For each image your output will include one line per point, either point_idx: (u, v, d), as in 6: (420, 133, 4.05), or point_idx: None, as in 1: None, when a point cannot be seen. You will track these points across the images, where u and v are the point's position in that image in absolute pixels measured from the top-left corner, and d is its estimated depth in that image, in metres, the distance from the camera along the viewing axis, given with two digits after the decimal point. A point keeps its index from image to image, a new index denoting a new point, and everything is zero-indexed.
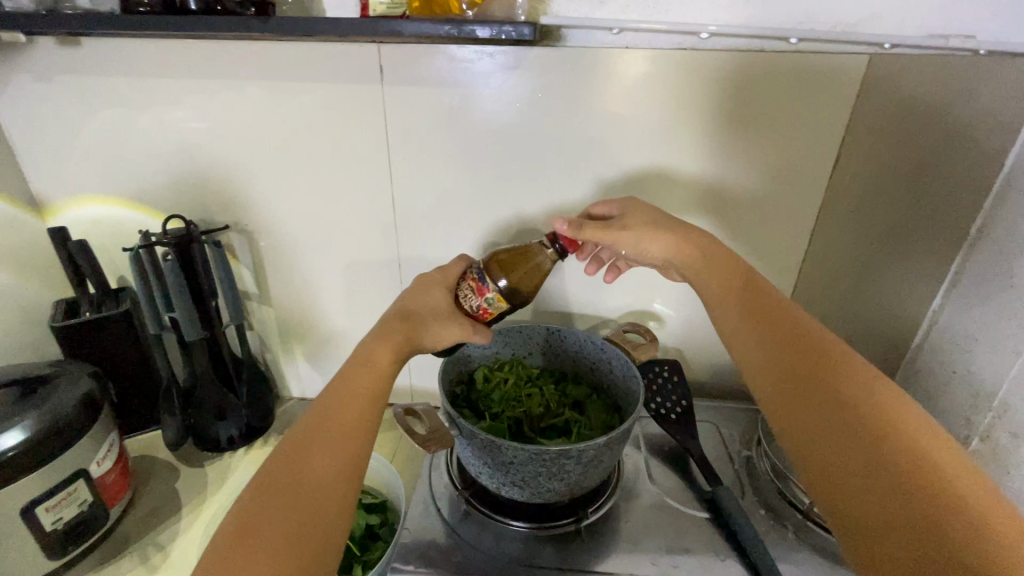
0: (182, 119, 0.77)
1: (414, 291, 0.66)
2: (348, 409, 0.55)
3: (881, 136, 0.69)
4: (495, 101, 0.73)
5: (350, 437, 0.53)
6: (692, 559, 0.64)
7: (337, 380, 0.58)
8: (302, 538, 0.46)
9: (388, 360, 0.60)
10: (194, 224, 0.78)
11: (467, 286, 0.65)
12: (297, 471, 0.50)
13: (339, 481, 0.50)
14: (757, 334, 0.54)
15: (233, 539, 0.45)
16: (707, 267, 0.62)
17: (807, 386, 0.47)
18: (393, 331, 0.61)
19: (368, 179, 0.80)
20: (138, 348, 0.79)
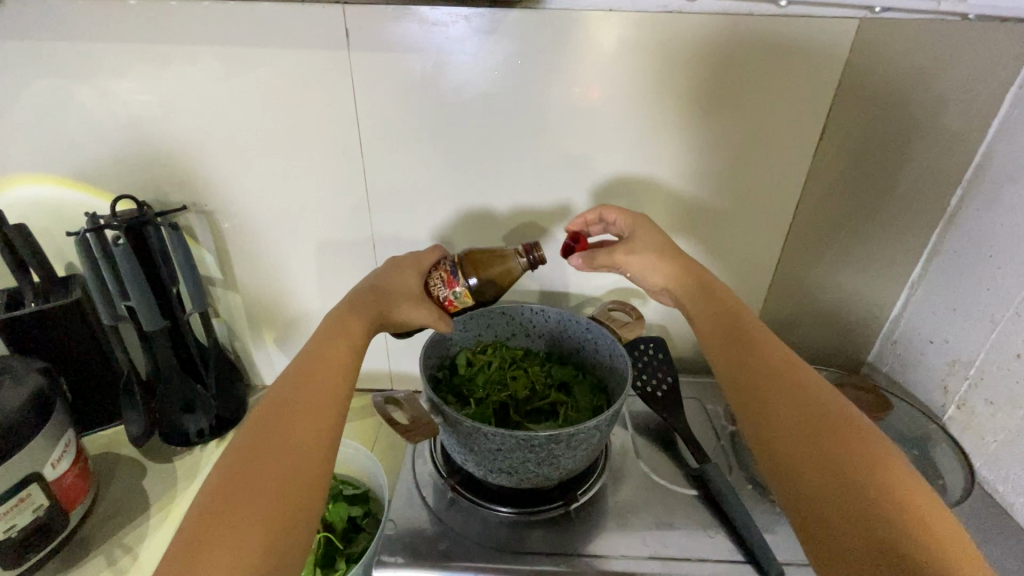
0: (125, 90, 0.70)
1: (385, 268, 0.62)
2: (324, 373, 0.51)
3: (871, 102, 0.66)
4: (471, 69, 0.67)
5: (329, 403, 0.49)
6: (682, 536, 0.60)
7: (310, 347, 0.54)
8: (282, 507, 0.41)
9: (363, 330, 0.56)
10: (145, 206, 0.72)
11: (438, 274, 0.62)
12: (272, 437, 0.45)
13: (320, 446, 0.46)
14: (737, 348, 0.53)
15: (203, 514, 0.40)
16: (698, 299, 0.60)
17: (785, 397, 0.47)
18: (362, 303, 0.58)
19: (336, 154, 0.74)
20: (94, 341, 0.76)
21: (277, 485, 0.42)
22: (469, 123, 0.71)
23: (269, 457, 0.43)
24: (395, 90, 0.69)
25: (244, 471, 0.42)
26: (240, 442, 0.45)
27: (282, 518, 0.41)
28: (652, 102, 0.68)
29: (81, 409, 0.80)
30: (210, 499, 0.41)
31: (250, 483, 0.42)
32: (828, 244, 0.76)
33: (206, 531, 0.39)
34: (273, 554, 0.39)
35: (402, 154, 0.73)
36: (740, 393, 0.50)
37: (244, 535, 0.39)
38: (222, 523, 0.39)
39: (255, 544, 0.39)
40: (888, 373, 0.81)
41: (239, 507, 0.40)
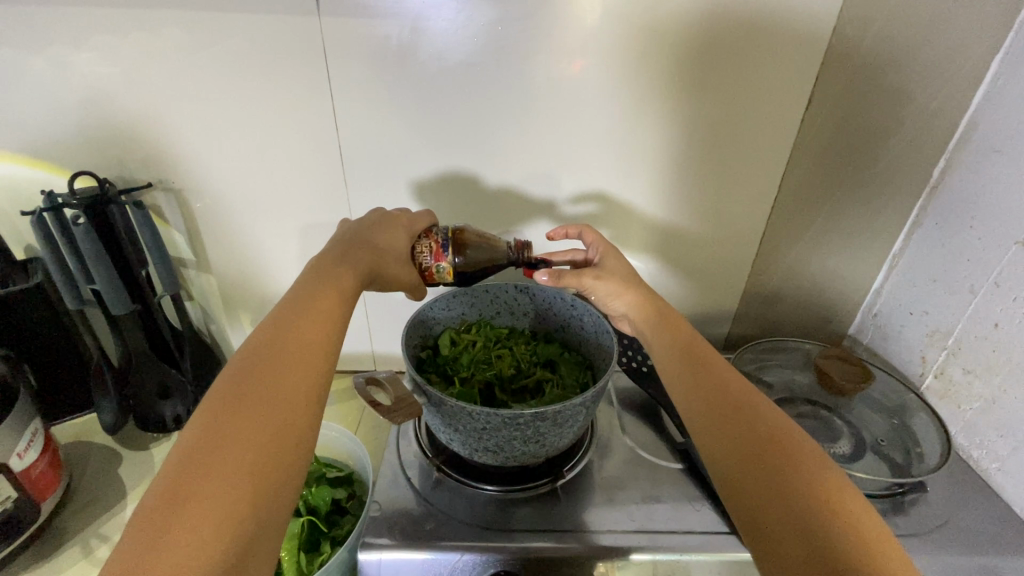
0: (77, 59, 0.65)
1: (377, 224, 0.60)
2: (313, 323, 0.48)
3: (858, 71, 0.64)
4: (450, 36, 0.64)
5: (318, 355, 0.47)
6: (668, 509, 0.60)
7: (298, 294, 0.50)
8: (270, 461, 0.39)
9: (354, 283, 0.53)
10: (108, 183, 0.68)
11: (427, 243, 0.59)
12: (257, 389, 0.42)
13: (309, 401, 0.44)
14: (688, 383, 0.52)
15: (186, 465, 0.37)
16: (657, 330, 0.58)
17: (739, 429, 0.46)
18: (355, 253, 0.55)
19: (311, 127, 0.71)
20: (60, 327, 0.73)
21: (265, 439, 0.40)
22: (449, 94, 0.68)
23: (257, 408, 0.41)
24: (369, 59, 0.66)
25: (229, 423, 0.40)
26: (222, 391, 0.42)
27: (269, 473, 0.39)
28: (637, 73, 0.66)
29: (50, 397, 0.77)
30: (192, 449, 0.38)
31: (236, 436, 0.39)
32: (812, 217, 0.75)
33: (189, 482, 0.37)
34: (259, 512, 0.38)
35: (380, 129, 0.71)
36: (704, 423, 0.49)
37: (231, 489, 0.37)
38: (207, 475, 0.37)
39: (241, 498, 0.37)
40: (868, 345, 0.82)
41: (225, 458, 0.38)
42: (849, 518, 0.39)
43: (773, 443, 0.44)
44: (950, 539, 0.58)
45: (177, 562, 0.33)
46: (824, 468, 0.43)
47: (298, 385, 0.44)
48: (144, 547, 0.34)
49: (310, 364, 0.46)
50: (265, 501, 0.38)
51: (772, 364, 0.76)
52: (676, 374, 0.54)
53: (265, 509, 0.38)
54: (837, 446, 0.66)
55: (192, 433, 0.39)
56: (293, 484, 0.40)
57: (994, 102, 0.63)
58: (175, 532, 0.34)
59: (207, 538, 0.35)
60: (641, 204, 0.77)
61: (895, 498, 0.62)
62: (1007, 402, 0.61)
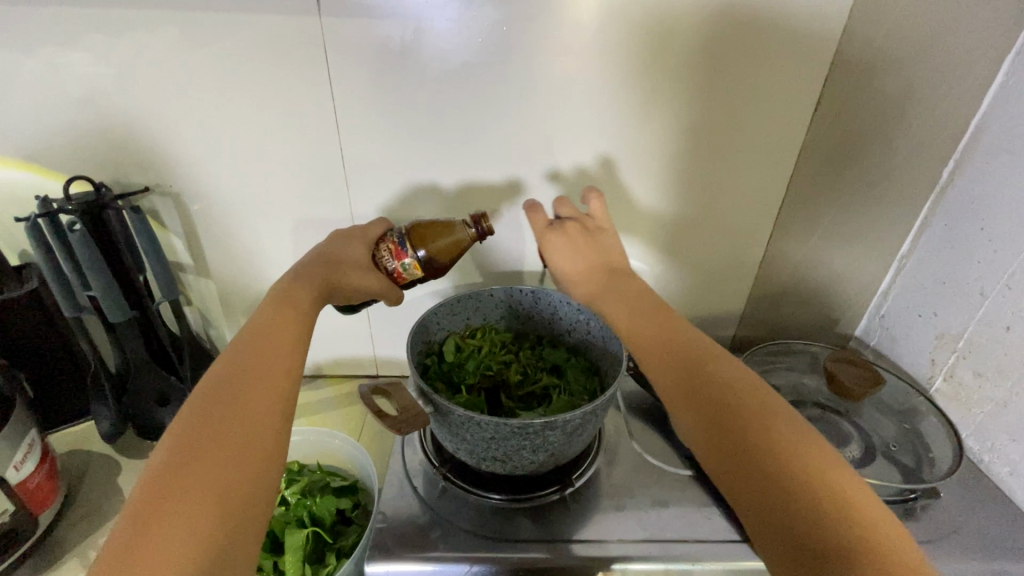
0: (71, 62, 0.64)
1: (334, 239, 0.59)
2: (276, 340, 0.47)
3: (870, 70, 0.63)
4: (453, 37, 0.63)
5: (284, 369, 0.46)
6: (679, 517, 0.59)
7: (259, 315, 0.50)
8: (240, 478, 0.38)
9: (310, 299, 0.53)
10: (104, 187, 0.67)
11: (385, 247, 0.58)
12: (222, 407, 0.41)
13: (276, 413, 0.43)
14: (668, 368, 0.49)
15: (151, 492, 0.36)
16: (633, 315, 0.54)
17: (723, 422, 0.44)
18: (310, 271, 0.55)
19: (311, 129, 0.70)
20: (56, 334, 0.71)
21: (233, 455, 0.39)
22: (452, 95, 0.67)
23: (222, 426, 0.40)
24: (372, 59, 0.64)
25: (192, 444, 0.39)
26: (185, 414, 0.41)
27: (240, 490, 0.38)
28: (644, 72, 0.65)
29: (46, 406, 0.76)
30: (156, 476, 0.37)
31: (201, 457, 0.38)
32: (819, 218, 0.74)
33: (155, 509, 0.35)
34: (232, 529, 0.36)
35: (382, 130, 0.69)
36: (687, 416, 0.46)
37: (200, 509, 0.36)
38: (174, 499, 0.36)
39: (212, 517, 0.36)
40: (875, 347, 0.82)
41: (193, 480, 0.37)
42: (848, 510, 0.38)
43: (763, 433, 0.42)
44: (963, 545, 0.58)
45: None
46: (818, 456, 0.41)
47: (262, 397, 0.43)
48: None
49: (274, 375, 0.45)
50: (237, 515, 0.37)
51: (779, 367, 0.76)
52: (654, 364, 0.51)
53: (238, 526, 0.37)
54: (847, 451, 0.65)
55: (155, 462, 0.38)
56: (267, 498, 0.39)
57: (1006, 102, 0.62)
58: (146, 559, 0.33)
59: (179, 563, 0.34)
60: (647, 206, 0.76)
61: (907, 503, 0.61)
62: (1020, 406, 0.60)
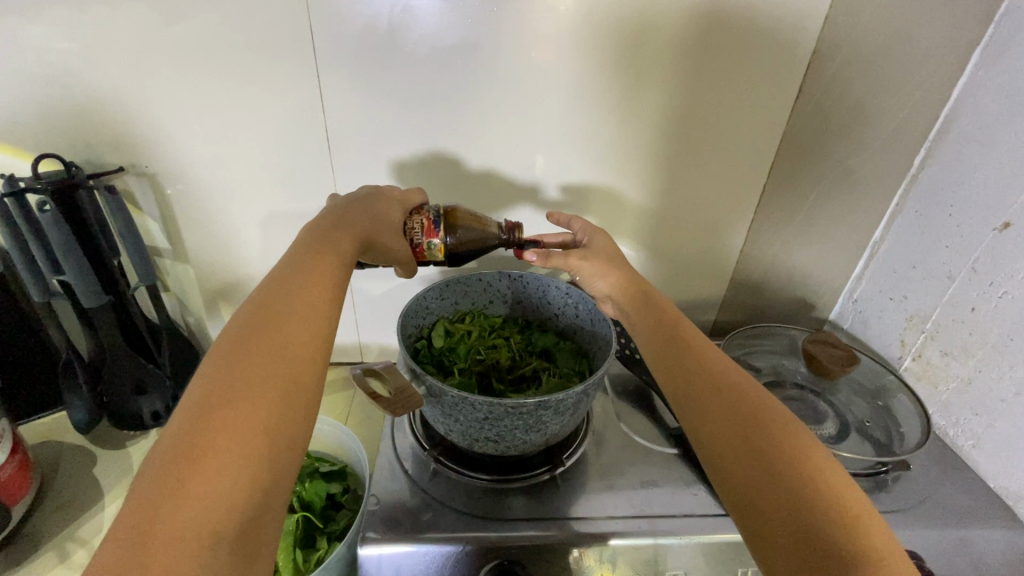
0: (40, 36, 0.61)
1: (373, 194, 0.58)
2: (314, 285, 0.47)
3: (850, 59, 0.65)
4: (442, 19, 0.62)
5: (320, 319, 0.45)
6: (666, 494, 0.61)
7: (297, 259, 0.49)
8: (278, 421, 0.38)
9: (352, 251, 0.52)
10: (75, 166, 0.64)
11: (419, 220, 0.57)
12: (261, 349, 0.41)
13: (314, 363, 0.42)
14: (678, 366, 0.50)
15: (193, 422, 0.36)
16: (641, 310, 0.57)
17: (722, 400, 0.46)
18: (349, 223, 0.53)
19: (296, 109, 0.68)
20: (24, 321, 0.68)
21: (272, 400, 0.39)
22: (441, 77, 0.66)
23: (262, 367, 0.40)
24: (357, 39, 0.63)
25: (234, 382, 0.38)
26: (225, 351, 0.40)
27: (280, 431, 0.38)
28: (633, 58, 0.66)
29: (16, 396, 0.73)
30: (197, 408, 0.37)
31: (244, 393, 0.38)
32: (797, 207, 0.76)
33: (200, 437, 0.35)
34: (270, 469, 0.37)
35: (369, 112, 0.68)
36: (682, 395, 0.49)
37: (243, 446, 0.36)
38: (217, 430, 0.36)
39: (253, 455, 0.36)
40: (848, 330, 0.85)
41: (235, 419, 0.37)
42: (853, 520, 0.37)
43: (752, 411, 0.44)
44: (929, 513, 0.61)
45: (193, 516, 0.32)
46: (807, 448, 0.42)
47: (302, 345, 0.42)
48: (158, 501, 0.32)
49: (313, 324, 0.44)
50: (276, 457, 0.37)
51: (758, 349, 0.78)
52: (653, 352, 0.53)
53: (275, 468, 0.37)
54: (823, 428, 0.68)
55: (196, 392, 0.38)
56: (300, 445, 0.39)
57: (972, 94, 0.64)
58: (191, 485, 0.33)
59: (223, 494, 0.34)
60: (632, 192, 0.76)
61: (878, 476, 0.64)
62: (983, 381, 0.64)
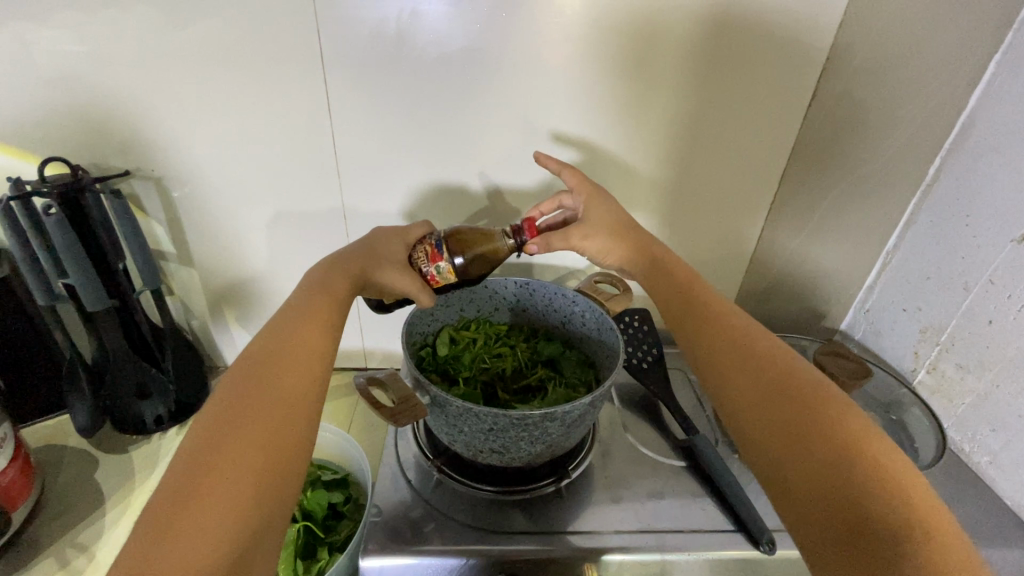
0: (48, 39, 0.61)
1: (377, 234, 0.59)
2: (309, 327, 0.48)
3: (864, 67, 0.63)
4: (449, 23, 0.62)
5: (314, 358, 0.46)
6: (674, 508, 0.60)
7: (294, 303, 0.50)
8: (270, 459, 0.39)
9: (346, 292, 0.53)
10: (82, 170, 0.64)
11: (422, 249, 0.57)
12: (259, 387, 0.42)
13: (308, 401, 0.43)
14: (698, 326, 0.51)
15: (188, 461, 0.37)
16: (656, 274, 0.58)
17: (746, 358, 0.46)
18: (346, 265, 0.54)
19: (302, 114, 0.67)
20: (29, 325, 0.68)
21: (264, 437, 0.39)
22: (448, 82, 0.66)
23: (256, 406, 0.41)
24: (364, 43, 0.62)
25: (229, 422, 0.39)
26: (224, 391, 0.42)
27: (276, 466, 0.39)
28: (643, 63, 0.65)
29: (20, 399, 0.73)
30: (193, 449, 0.38)
31: (238, 431, 0.39)
32: (808, 216, 0.75)
33: (194, 477, 0.36)
34: (260, 508, 0.37)
35: (375, 116, 0.68)
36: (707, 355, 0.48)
37: (236, 485, 0.37)
38: (210, 471, 0.37)
39: (244, 493, 0.36)
40: (859, 341, 0.82)
41: (228, 459, 0.37)
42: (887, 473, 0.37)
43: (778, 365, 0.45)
44: None
45: (183, 555, 0.33)
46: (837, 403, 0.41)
47: (297, 384, 0.43)
48: (150, 542, 0.33)
49: (308, 363, 0.45)
50: (267, 494, 0.37)
51: None
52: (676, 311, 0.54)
53: (267, 505, 0.37)
54: None
55: (195, 431, 0.39)
56: (292, 482, 0.39)
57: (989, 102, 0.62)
58: (182, 524, 0.34)
59: (213, 531, 0.34)
60: (640, 200, 0.75)
61: None
62: (1000, 397, 0.62)
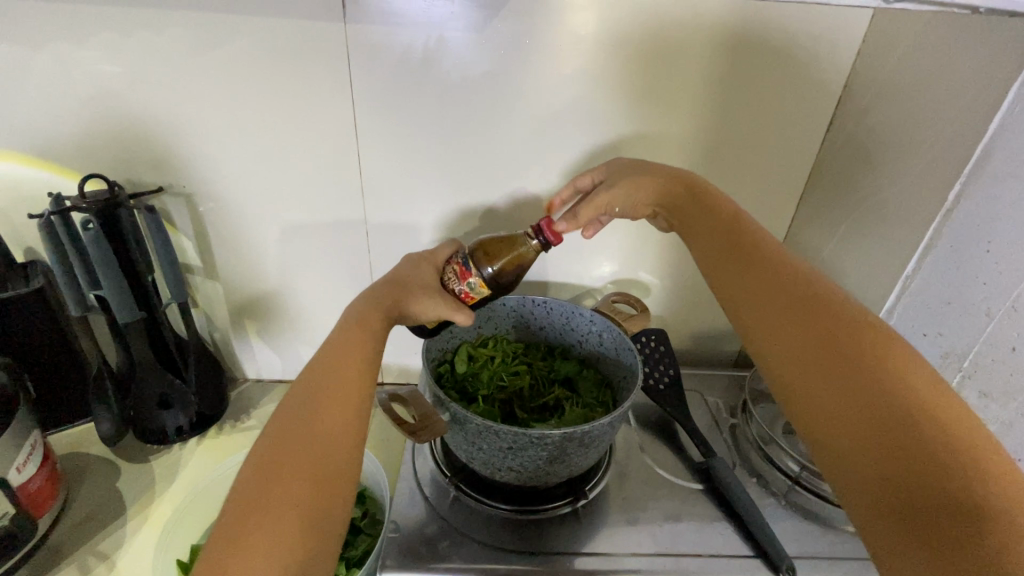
0: (91, 62, 0.64)
1: (403, 264, 0.59)
2: (350, 360, 0.48)
3: (880, 94, 0.65)
4: (473, 48, 0.64)
5: (356, 393, 0.47)
6: (691, 532, 0.59)
7: (335, 334, 0.51)
8: (315, 499, 0.40)
9: (379, 323, 0.52)
10: (118, 186, 0.66)
11: (451, 270, 0.57)
12: (304, 426, 0.43)
13: (349, 439, 0.44)
14: (743, 272, 0.52)
15: (240, 502, 0.39)
16: (693, 214, 0.59)
17: (793, 304, 0.47)
18: (375, 297, 0.54)
19: (330, 134, 0.70)
20: (61, 335, 0.70)
21: (310, 478, 0.41)
22: (471, 105, 0.67)
23: (302, 446, 0.42)
24: (392, 66, 0.65)
25: (277, 462, 0.41)
26: (273, 430, 0.43)
27: (318, 502, 0.40)
28: (662, 89, 0.67)
29: (48, 407, 0.75)
30: (245, 490, 0.40)
31: (286, 472, 0.40)
32: (826, 239, 0.75)
33: (244, 520, 0.38)
34: (307, 546, 0.38)
35: (399, 137, 0.70)
36: (752, 300, 0.50)
37: (276, 527, 0.38)
38: (259, 514, 0.38)
39: (291, 534, 0.38)
40: None
41: (276, 501, 0.39)
42: (932, 409, 0.38)
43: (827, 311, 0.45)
44: None
45: None
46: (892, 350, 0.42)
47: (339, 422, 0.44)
48: None
49: (349, 398, 0.46)
50: (313, 533, 0.39)
51: None
52: (716, 255, 0.55)
53: (313, 543, 0.39)
54: None
55: (247, 471, 0.41)
56: (336, 519, 0.41)
57: None
58: (233, 570, 0.36)
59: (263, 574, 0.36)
60: None
61: None
62: None
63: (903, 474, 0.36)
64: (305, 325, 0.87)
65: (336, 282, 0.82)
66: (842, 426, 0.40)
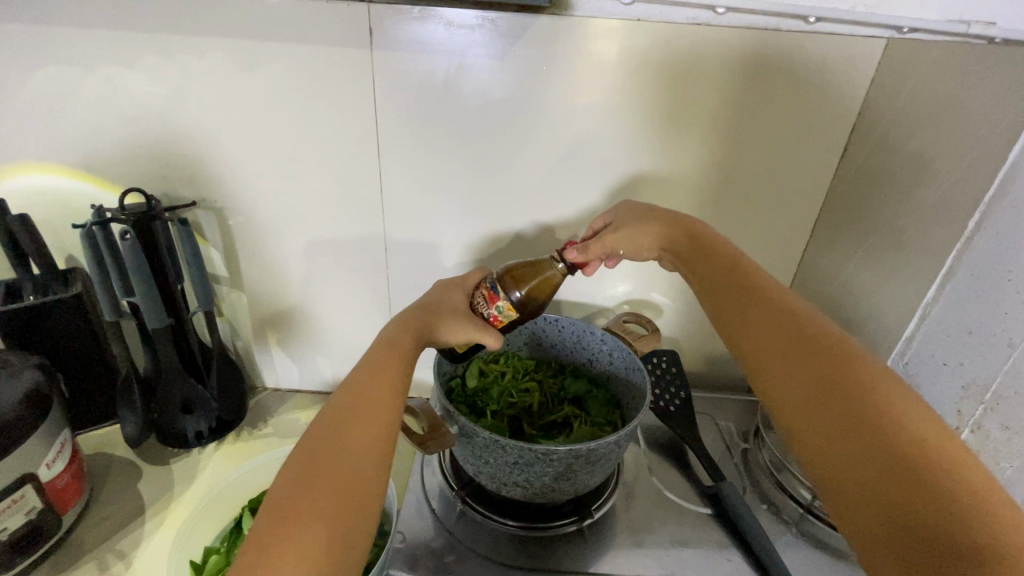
0: (137, 83, 0.68)
1: (435, 290, 0.61)
2: (381, 379, 0.50)
3: (894, 123, 0.65)
4: (493, 73, 0.66)
5: (385, 411, 0.48)
6: (698, 558, 0.59)
7: (370, 354, 0.53)
8: (343, 512, 0.41)
9: (411, 345, 0.54)
10: (156, 200, 0.70)
11: (480, 294, 0.59)
12: (335, 441, 0.45)
13: (378, 455, 0.45)
14: (744, 314, 0.53)
15: (273, 511, 0.40)
16: (696, 256, 0.61)
17: (794, 345, 0.48)
18: (409, 320, 0.56)
19: (355, 153, 0.73)
20: (95, 338, 0.74)
21: (339, 491, 0.42)
22: (490, 127, 0.70)
23: (333, 459, 0.43)
24: (415, 89, 0.68)
25: (309, 474, 0.42)
26: (307, 443, 0.45)
27: (346, 516, 0.41)
28: (677, 113, 0.69)
29: (78, 407, 0.78)
30: (278, 500, 0.41)
31: (317, 484, 0.42)
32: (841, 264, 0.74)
33: (276, 529, 0.39)
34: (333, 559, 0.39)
35: (420, 157, 0.72)
36: (755, 342, 0.50)
37: (305, 538, 0.39)
38: (290, 524, 0.39)
39: (319, 546, 0.39)
40: None
41: (307, 512, 0.40)
42: (936, 454, 0.38)
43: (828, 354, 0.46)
44: None
45: None
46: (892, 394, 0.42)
47: (368, 437, 0.46)
48: None
49: (378, 416, 0.48)
50: (340, 545, 0.40)
51: None
52: (717, 299, 0.56)
53: (339, 556, 0.40)
54: None
55: (281, 482, 0.43)
56: (362, 534, 0.42)
57: None
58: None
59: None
60: None
61: None
62: None
63: (904, 510, 0.36)
64: (322, 336, 0.89)
65: (354, 295, 0.85)
66: (846, 466, 0.40)
